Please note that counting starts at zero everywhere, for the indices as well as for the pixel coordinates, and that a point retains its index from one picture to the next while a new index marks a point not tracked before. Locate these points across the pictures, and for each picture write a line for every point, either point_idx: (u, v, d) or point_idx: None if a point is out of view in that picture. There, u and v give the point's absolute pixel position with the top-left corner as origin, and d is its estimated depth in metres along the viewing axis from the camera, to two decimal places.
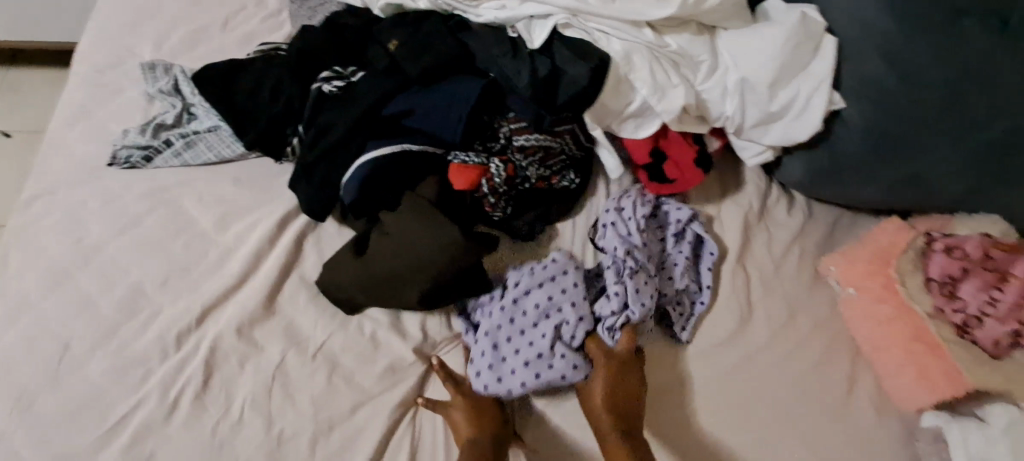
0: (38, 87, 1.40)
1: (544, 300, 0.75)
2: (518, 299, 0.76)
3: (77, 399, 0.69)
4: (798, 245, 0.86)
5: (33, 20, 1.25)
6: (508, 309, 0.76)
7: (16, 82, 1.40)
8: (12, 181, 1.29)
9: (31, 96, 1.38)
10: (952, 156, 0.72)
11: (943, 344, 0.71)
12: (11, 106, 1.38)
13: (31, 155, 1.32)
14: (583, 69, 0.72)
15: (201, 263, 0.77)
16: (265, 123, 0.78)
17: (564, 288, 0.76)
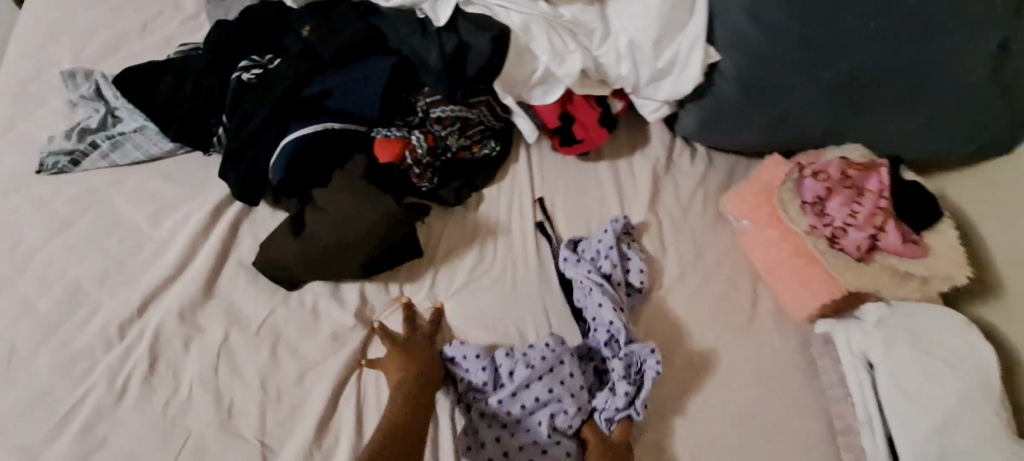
0: None
1: (537, 389, 0.75)
2: (518, 393, 0.75)
3: (25, 395, 0.70)
4: (702, 190, 0.96)
5: None
6: (506, 400, 0.76)
7: None
8: None
9: None
10: (812, 93, 0.82)
11: (819, 255, 0.81)
12: None
13: None
14: (485, 41, 0.78)
15: (138, 256, 0.79)
16: (190, 116, 0.82)
17: (555, 374, 0.76)
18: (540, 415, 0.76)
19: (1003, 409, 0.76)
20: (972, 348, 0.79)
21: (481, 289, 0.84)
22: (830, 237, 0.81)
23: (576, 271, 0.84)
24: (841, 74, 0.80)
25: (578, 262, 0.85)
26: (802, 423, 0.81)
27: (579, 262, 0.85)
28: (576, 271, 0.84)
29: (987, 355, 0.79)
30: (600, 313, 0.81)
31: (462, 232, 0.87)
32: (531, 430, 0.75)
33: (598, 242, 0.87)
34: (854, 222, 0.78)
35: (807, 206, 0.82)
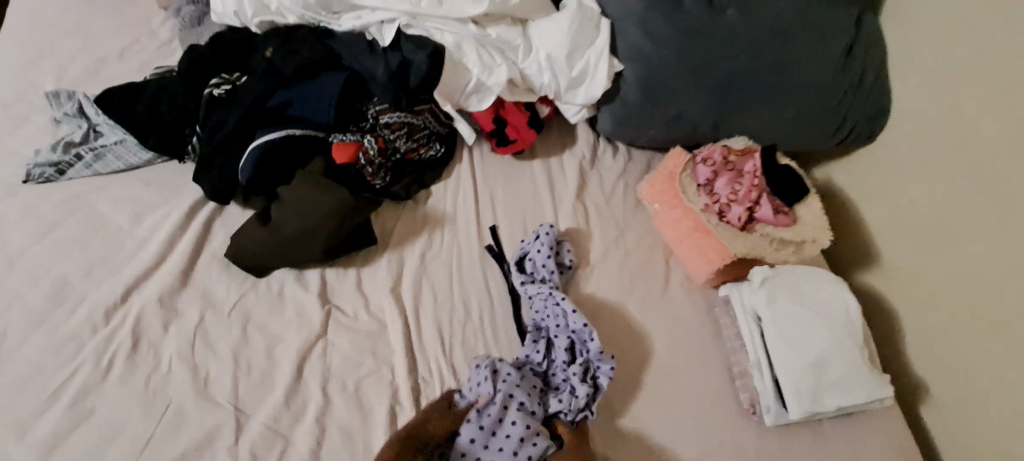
0: None
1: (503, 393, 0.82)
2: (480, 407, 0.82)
3: (17, 376, 0.79)
4: (623, 181, 1.11)
5: None
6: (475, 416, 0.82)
7: None
8: None
9: None
10: (699, 94, 0.99)
11: (712, 228, 0.96)
12: None
13: None
14: (424, 57, 0.93)
15: (119, 252, 0.89)
16: (166, 127, 0.93)
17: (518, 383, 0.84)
18: (512, 416, 0.81)
19: (866, 348, 0.93)
20: (842, 300, 0.94)
21: (428, 271, 0.96)
22: (719, 212, 0.97)
23: (527, 289, 0.94)
24: (725, 77, 0.98)
25: (528, 281, 0.95)
26: (706, 371, 0.95)
27: (529, 282, 0.95)
28: (529, 290, 0.94)
29: (854, 304, 0.94)
30: (554, 320, 0.91)
31: (412, 227, 1.00)
32: (507, 438, 0.81)
33: (542, 266, 0.95)
34: (735, 198, 0.96)
35: (701, 188, 0.99)
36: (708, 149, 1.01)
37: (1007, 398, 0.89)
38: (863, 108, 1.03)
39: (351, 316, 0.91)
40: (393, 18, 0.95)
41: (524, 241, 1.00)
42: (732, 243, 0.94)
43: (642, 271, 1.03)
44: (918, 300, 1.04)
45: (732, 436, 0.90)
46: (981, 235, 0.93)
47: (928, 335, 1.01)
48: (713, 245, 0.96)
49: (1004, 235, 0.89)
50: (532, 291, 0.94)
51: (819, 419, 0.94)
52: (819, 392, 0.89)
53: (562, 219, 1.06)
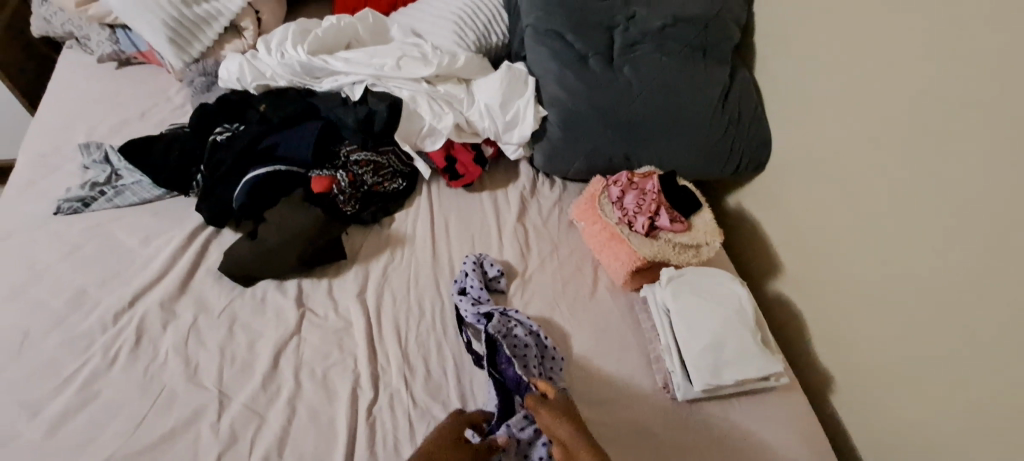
0: None
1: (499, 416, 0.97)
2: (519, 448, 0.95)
3: (36, 366, 0.94)
4: (558, 207, 1.33)
5: None
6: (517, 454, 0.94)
7: None
8: None
9: None
10: (609, 132, 1.23)
11: (625, 237, 1.16)
12: None
13: None
14: (386, 107, 1.18)
15: (129, 268, 1.07)
16: (176, 166, 1.15)
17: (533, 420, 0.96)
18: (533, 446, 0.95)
19: (757, 331, 1.10)
20: (735, 291, 1.13)
21: (390, 280, 1.14)
22: (630, 224, 1.18)
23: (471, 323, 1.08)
24: (628, 117, 1.23)
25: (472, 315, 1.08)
26: (626, 357, 1.11)
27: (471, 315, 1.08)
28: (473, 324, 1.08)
29: (745, 295, 1.13)
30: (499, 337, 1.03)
31: (377, 245, 1.20)
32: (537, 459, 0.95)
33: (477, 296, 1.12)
34: (640, 210, 1.17)
35: (616, 205, 1.20)
36: (619, 175, 1.24)
37: (875, 368, 1.05)
38: (744, 141, 1.28)
39: (322, 317, 1.08)
40: (362, 79, 1.22)
41: (456, 280, 1.15)
42: (640, 248, 1.15)
43: (573, 279, 1.21)
44: (807, 295, 1.22)
45: (649, 410, 1.05)
46: (842, 235, 1.11)
47: (825, 327, 1.17)
48: (626, 250, 1.15)
49: (849, 232, 1.09)
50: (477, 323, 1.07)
51: (725, 396, 1.08)
52: (718, 366, 1.05)
53: (506, 238, 1.25)
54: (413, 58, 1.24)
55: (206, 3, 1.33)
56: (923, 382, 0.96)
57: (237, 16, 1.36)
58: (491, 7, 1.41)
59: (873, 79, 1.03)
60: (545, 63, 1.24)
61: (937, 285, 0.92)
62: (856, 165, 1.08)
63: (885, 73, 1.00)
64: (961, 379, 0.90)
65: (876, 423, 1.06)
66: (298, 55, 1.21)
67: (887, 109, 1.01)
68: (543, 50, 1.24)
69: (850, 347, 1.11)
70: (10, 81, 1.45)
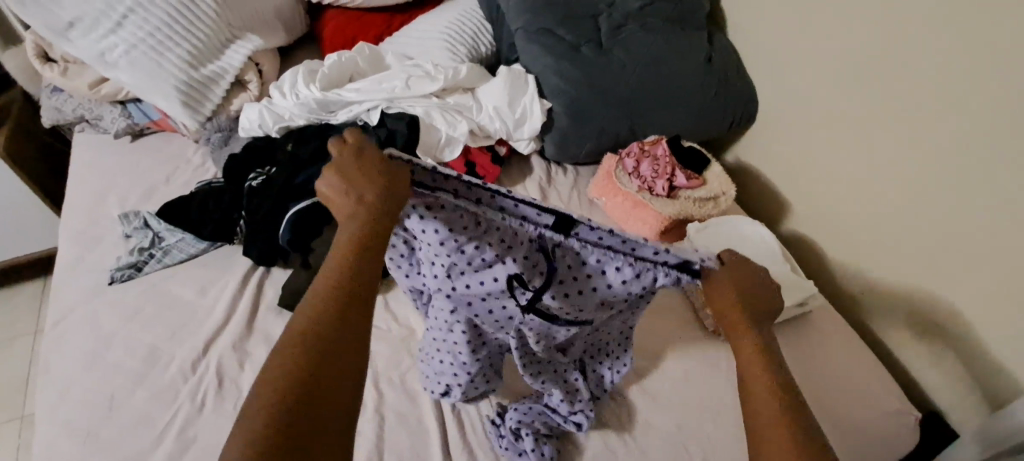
0: (18, 299, 1.69)
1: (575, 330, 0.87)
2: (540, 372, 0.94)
3: (130, 423, 0.97)
4: (576, 190, 1.40)
5: (11, 243, 1.59)
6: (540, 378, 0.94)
7: None
8: (12, 370, 1.55)
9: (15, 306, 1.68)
10: (611, 110, 1.32)
11: (648, 202, 1.24)
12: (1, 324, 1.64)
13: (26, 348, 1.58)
14: (404, 124, 1.25)
15: (194, 319, 1.11)
16: (218, 217, 1.20)
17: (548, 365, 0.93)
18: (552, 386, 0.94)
19: (787, 262, 1.19)
20: (761, 232, 1.21)
21: None
22: (649, 189, 1.26)
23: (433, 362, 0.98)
24: (626, 93, 1.31)
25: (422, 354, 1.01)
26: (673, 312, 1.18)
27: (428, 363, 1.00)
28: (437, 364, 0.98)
29: (768, 232, 1.21)
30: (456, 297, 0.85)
31: None
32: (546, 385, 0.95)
33: None
34: (656, 175, 1.26)
35: (632, 176, 1.28)
36: (629, 148, 1.32)
37: (898, 278, 1.13)
38: (735, 97, 1.37)
39: (385, 328, 1.13)
40: (376, 104, 1.30)
41: None
42: (663, 208, 1.23)
43: None
44: (820, 226, 1.30)
45: (706, 355, 1.11)
46: (841, 161, 1.20)
47: (842, 251, 1.25)
48: (652, 213, 1.24)
49: (849, 158, 1.18)
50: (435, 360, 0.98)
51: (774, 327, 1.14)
52: None
53: None
54: (419, 77, 1.34)
55: (211, 64, 1.39)
56: (946, 278, 1.04)
57: (241, 70, 1.42)
58: (476, 20, 1.51)
59: (842, 14, 1.13)
60: (540, 59, 1.33)
61: (942, 184, 1.01)
62: (841, 96, 1.18)
63: (851, 7, 1.11)
64: (974, 269, 0.99)
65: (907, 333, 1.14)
66: (313, 93, 1.30)
67: (858, 39, 1.11)
68: (537, 49, 1.33)
69: (871, 263, 1.18)
70: (24, 171, 1.48)
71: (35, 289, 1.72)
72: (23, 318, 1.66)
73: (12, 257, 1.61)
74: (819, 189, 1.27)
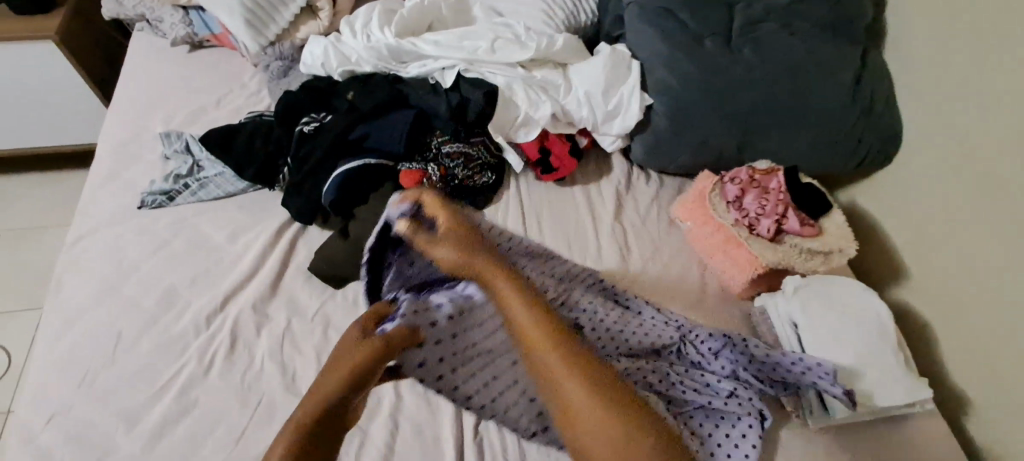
0: (39, 184, 1.61)
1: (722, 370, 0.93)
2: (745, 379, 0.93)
3: (133, 371, 0.90)
4: (657, 203, 1.21)
5: (53, 130, 1.52)
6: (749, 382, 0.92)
7: (18, 182, 1.61)
8: (24, 255, 1.47)
9: (37, 190, 1.60)
10: (729, 121, 1.12)
11: (745, 242, 1.06)
12: (20, 204, 1.57)
13: (44, 239, 1.50)
14: (480, 95, 1.11)
15: (219, 266, 1.02)
16: (263, 158, 1.10)
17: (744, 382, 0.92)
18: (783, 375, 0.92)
19: (899, 351, 0.98)
20: (872, 305, 1.01)
21: None
22: (749, 226, 1.07)
23: (701, 391, 0.92)
24: (746, 106, 1.11)
25: (700, 401, 0.91)
26: None
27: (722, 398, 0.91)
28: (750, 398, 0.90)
29: (884, 311, 1.00)
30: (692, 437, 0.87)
31: None
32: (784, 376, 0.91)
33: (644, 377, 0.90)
34: (763, 212, 1.06)
35: (736, 209, 1.08)
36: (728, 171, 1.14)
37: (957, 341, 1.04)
38: (876, 132, 1.14)
39: None
40: (454, 64, 1.17)
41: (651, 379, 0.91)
42: (759, 252, 1.04)
43: (679, 281, 1.10)
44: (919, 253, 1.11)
45: (778, 438, 0.93)
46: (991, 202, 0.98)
47: (934, 292, 1.08)
48: (744, 256, 1.05)
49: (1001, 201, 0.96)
50: (707, 389, 0.93)
51: (860, 423, 0.96)
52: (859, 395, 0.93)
53: (604, 237, 1.14)
54: (508, 42, 1.18)
55: None
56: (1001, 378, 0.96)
57: None
58: None
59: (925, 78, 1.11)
60: (656, 47, 1.14)
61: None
62: (916, 163, 1.13)
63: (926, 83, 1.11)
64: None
65: (987, 378, 0.98)
66: (386, 39, 1.19)
67: (920, 102, 1.13)
68: (655, 36, 1.14)
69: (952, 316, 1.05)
70: (63, 43, 1.38)
71: (54, 176, 1.62)
72: (42, 205, 1.57)
73: (55, 145, 1.56)
74: (949, 219, 1.05)
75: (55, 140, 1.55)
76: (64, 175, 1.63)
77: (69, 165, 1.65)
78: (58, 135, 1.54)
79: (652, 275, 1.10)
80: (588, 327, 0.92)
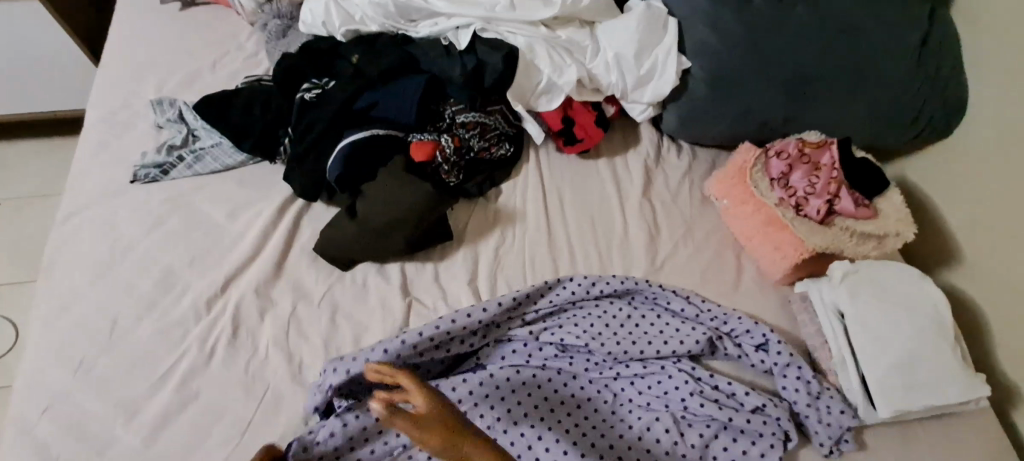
0: (32, 152, 1.53)
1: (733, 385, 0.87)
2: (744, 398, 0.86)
3: (130, 359, 0.85)
4: (689, 178, 1.11)
5: (43, 94, 1.43)
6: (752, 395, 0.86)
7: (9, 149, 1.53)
8: (21, 228, 1.41)
9: (30, 158, 1.52)
10: (774, 88, 1.01)
11: (789, 223, 0.96)
12: (13, 174, 1.50)
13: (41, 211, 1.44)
14: (499, 58, 1.00)
15: (218, 246, 0.95)
16: (262, 128, 1.01)
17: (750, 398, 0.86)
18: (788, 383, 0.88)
19: (956, 345, 0.89)
20: (930, 296, 0.92)
21: (501, 266, 0.98)
22: (795, 207, 0.98)
23: (724, 403, 0.86)
24: (795, 71, 1.00)
25: (721, 417, 0.85)
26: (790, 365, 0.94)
27: (747, 413, 0.86)
28: (773, 411, 0.85)
29: (941, 299, 0.91)
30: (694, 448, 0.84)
31: (483, 226, 1.02)
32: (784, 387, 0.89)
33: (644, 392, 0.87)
34: (813, 191, 0.97)
35: (778, 186, 1.00)
36: (776, 144, 1.04)
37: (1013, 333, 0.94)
38: (942, 99, 1.02)
39: (431, 308, 0.93)
40: (469, 23, 1.05)
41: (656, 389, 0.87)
42: (805, 234, 0.95)
43: (713, 264, 1.01)
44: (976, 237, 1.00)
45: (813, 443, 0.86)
46: None
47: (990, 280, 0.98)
48: (787, 239, 0.96)
49: None
50: (732, 400, 0.87)
51: (909, 421, 0.88)
52: (911, 393, 0.85)
53: (632, 215, 1.05)
54: None
55: None
56: None
57: None
58: None
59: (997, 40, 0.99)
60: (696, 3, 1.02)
61: None
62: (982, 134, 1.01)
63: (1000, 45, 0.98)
64: None
65: None
66: None
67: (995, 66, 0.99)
68: None
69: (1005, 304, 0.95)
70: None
71: (45, 144, 1.54)
72: (35, 176, 1.50)
73: (45, 110, 1.47)
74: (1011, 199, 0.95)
75: (45, 105, 1.46)
76: (55, 143, 1.54)
77: (60, 132, 1.56)
78: (46, 101, 1.45)
79: (684, 256, 1.01)
80: (580, 333, 0.90)
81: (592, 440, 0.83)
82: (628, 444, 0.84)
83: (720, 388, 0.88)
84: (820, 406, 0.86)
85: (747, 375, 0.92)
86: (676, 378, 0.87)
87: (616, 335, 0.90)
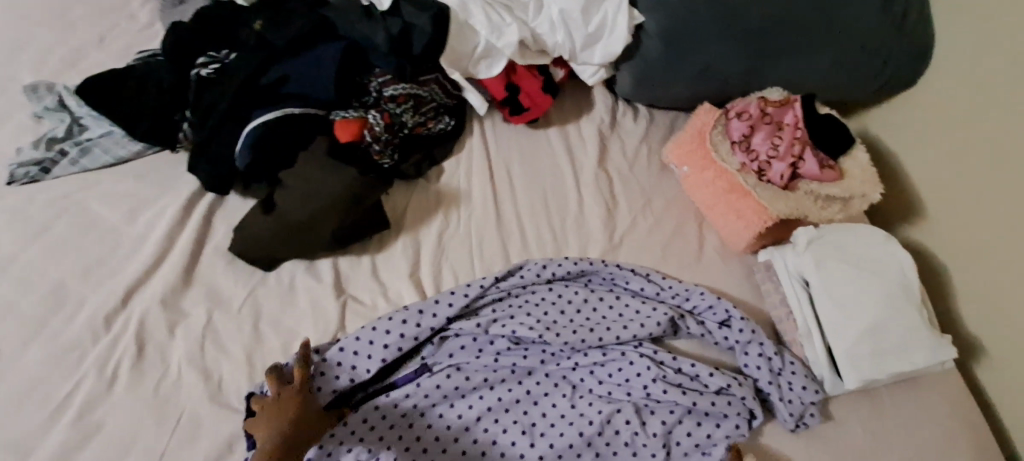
0: None
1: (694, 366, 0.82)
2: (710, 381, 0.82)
3: (18, 391, 0.73)
4: (646, 144, 1.03)
5: None
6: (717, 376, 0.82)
7: None
8: None
9: None
10: (733, 42, 0.92)
11: (751, 189, 0.90)
12: None
13: None
14: (427, 18, 0.88)
15: (116, 253, 0.82)
16: (157, 112, 0.88)
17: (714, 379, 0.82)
18: (750, 361, 0.84)
19: (922, 306, 0.86)
20: (895, 256, 0.88)
21: (445, 254, 0.89)
22: (757, 172, 0.91)
23: (688, 386, 0.81)
24: (755, 21, 0.91)
25: (685, 402, 0.79)
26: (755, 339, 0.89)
27: (711, 394, 0.81)
28: (737, 391, 0.80)
29: (908, 260, 0.87)
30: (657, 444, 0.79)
31: (423, 210, 0.92)
32: (745, 365, 0.84)
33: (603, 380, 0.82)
34: (776, 154, 0.90)
35: (740, 149, 0.93)
36: (735, 104, 0.97)
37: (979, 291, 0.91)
38: (909, 46, 0.96)
39: (369, 305, 0.83)
40: None
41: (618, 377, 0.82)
42: (768, 200, 0.89)
43: (673, 236, 0.95)
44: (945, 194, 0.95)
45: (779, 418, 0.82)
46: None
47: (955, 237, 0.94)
48: (750, 206, 0.90)
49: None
50: (696, 382, 0.82)
51: (875, 388, 0.85)
52: (878, 360, 0.82)
53: (586, 187, 0.97)
54: None
55: None
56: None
57: None
58: None
59: None
60: None
61: None
62: (946, 83, 0.95)
63: None
64: None
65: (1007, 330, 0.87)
66: None
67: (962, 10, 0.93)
68: None
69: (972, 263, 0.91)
70: None
71: None
72: None
73: None
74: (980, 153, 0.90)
75: None
76: None
77: None
78: None
79: (642, 229, 0.94)
80: (537, 321, 0.83)
81: (548, 441, 0.78)
82: (588, 441, 0.78)
83: (684, 371, 0.83)
84: (781, 382, 0.83)
85: (710, 354, 0.87)
86: (638, 364, 0.82)
87: (573, 322, 0.84)
